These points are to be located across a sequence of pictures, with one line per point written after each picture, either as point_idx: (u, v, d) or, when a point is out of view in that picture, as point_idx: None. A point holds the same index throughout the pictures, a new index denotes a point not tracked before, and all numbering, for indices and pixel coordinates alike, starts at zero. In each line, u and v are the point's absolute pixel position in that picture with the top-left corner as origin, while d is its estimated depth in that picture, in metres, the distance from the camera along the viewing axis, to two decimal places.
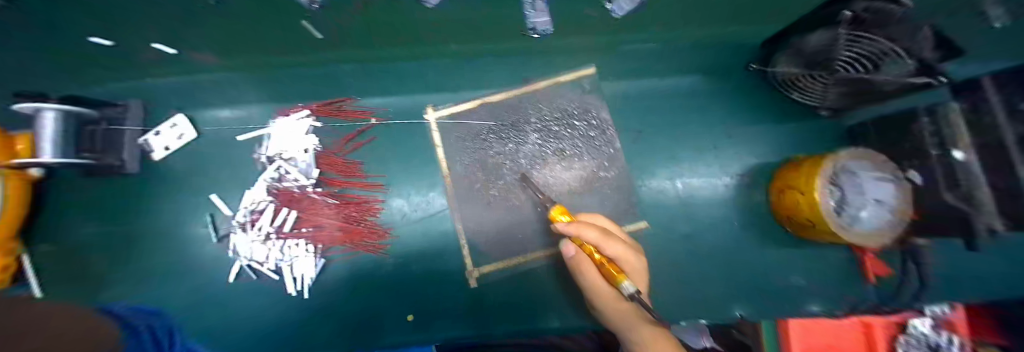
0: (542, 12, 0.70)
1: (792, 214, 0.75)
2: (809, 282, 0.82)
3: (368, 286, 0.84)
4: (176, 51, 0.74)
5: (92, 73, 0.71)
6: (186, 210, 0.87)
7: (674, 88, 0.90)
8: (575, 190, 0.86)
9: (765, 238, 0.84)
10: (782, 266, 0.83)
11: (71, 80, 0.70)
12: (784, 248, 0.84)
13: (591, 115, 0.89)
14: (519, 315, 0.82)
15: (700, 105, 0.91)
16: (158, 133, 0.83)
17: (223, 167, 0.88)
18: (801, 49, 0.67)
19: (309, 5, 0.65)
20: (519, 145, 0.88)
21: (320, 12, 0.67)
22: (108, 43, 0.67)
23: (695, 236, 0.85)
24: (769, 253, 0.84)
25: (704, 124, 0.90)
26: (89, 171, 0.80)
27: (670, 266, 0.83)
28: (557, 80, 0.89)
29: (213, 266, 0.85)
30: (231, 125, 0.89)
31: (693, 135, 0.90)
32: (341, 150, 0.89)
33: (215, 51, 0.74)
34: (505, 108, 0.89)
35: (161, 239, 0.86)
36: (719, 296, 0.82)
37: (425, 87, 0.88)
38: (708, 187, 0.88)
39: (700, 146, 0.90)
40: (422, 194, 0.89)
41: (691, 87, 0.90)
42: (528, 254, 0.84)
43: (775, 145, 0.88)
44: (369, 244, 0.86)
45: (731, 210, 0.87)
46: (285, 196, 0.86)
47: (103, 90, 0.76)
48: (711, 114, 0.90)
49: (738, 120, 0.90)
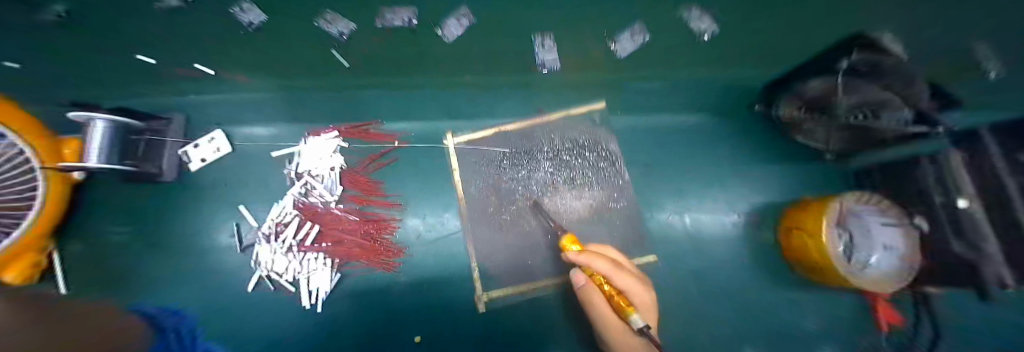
0: (552, 49, 0.77)
1: (803, 256, 0.74)
2: (824, 325, 0.80)
3: (377, 304, 0.85)
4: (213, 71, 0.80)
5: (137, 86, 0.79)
6: (208, 218, 0.91)
7: (682, 126, 0.95)
8: (585, 218, 0.88)
9: (777, 278, 0.84)
10: (793, 307, 0.82)
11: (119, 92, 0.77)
12: (795, 289, 0.83)
13: (601, 147, 0.93)
14: (525, 343, 0.80)
15: (708, 143, 0.95)
16: (196, 146, 0.89)
17: (251, 179, 0.94)
18: (804, 94, 0.75)
19: (337, 35, 0.71)
20: (531, 173, 0.92)
21: (347, 42, 0.72)
22: (150, 61, 0.75)
23: (705, 271, 0.85)
24: (780, 293, 0.83)
25: (712, 162, 0.94)
26: (127, 178, 0.85)
27: (681, 301, 0.82)
28: (569, 113, 0.94)
29: (229, 276, 0.87)
30: (263, 141, 0.95)
31: (700, 171, 0.93)
32: (364, 169, 0.94)
33: (253, 73, 0.81)
34: (520, 137, 0.94)
35: (179, 245, 0.89)
36: (732, 336, 0.80)
37: (445, 114, 0.94)
38: (717, 223, 0.90)
39: (708, 183, 0.93)
40: (436, 215, 0.92)
41: (698, 125, 0.95)
42: (538, 280, 0.84)
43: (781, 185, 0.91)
44: (384, 262, 0.88)
45: (741, 247, 0.87)
46: (309, 211, 0.90)
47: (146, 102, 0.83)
48: (718, 152, 0.94)
49: (744, 159, 0.93)
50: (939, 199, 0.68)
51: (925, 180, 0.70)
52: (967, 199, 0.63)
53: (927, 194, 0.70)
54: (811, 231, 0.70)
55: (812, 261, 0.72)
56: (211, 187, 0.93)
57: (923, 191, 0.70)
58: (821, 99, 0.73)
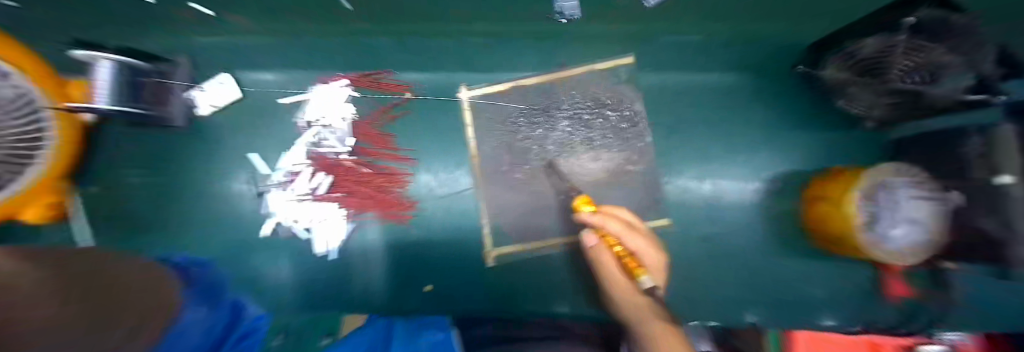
0: None
1: (823, 225, 0.74)
2: (829, 293, 0.82)
3: (392, 253, 0.88)
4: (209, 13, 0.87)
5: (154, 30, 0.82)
6: (223, 165, 0.92)
7: (715, 86, 0.87)
8: (600, 180, 0.86)
9: (789, 247, 0.84)
10: (801, 276, 0.82)
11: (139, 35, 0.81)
12: (807, 258, 0.83)
13: (624, 107, 0.87)
14: (531, 295, 0.84)
15: (741, 105, 0.87)
16: (203, 90, 0.88)
17: (259, 127, 0.92)
18: (856, 54, 0.70)
19: None
20: (549, 132, 0.88)
21: None
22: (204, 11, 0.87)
23: (716, 237, 0.85)
24: (790, 262, 0.83)
25: (742, 126, 0.87)
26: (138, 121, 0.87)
27: (688, 265, 0.84)
28: (593, 67, 0.87)
29: (248, 221, 0.90)
30: (270, 87, 0.92)
31: (729, 136, 0.87)
32: (374, 121, 0.91)
33: None
34: (539, 92, 0.89)
35: (197, 191, 0.91)
36: (735, 298, 0.83)
37: (458, 65, 0.89)
38: (737, 191, 0.87)
39: (734, 149, 0.87)
40: (449, 171, 0.91)
41: (733, 85, 0.87)
42: (548, 238, 0.86)
43: (816, 154, 0.85)
44: (397, 214, 0.90)
45: (757, 217, 0.86)
46: (321, 161, 0.90)
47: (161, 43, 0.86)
48: (750, 116, 0.87)
49: (777, 125, 0.87)
50: (979, 175, 0.65)
51: (966, 155, 0.66)
52: (1012, 176, 0.60)
53: (967, 170, 0.66)
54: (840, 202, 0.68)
55: (834, 231, 0.72)
56: (223, 134, 0.92)
57: (960, 167, 0.67)
58: (875, 59, 0.68)
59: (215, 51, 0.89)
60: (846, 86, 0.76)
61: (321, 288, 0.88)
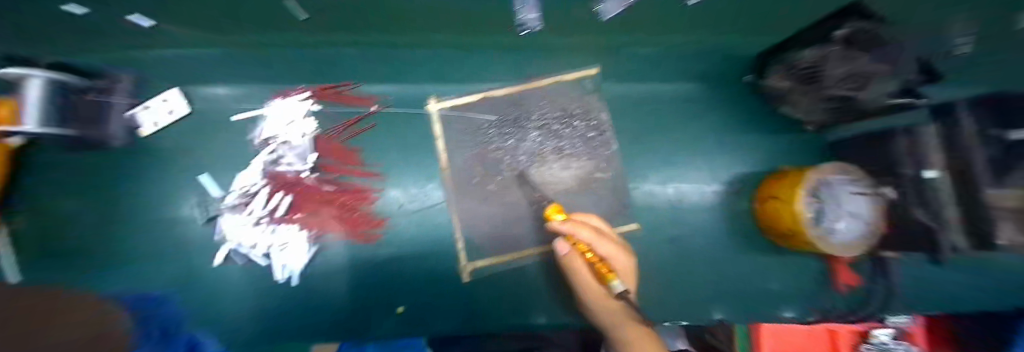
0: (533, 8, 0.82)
1: (775, 222, 0.78)
2: (790, 287, 0.86)
3: (362, 275, 0.84)
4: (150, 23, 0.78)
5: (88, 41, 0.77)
6: (166, 189, 0.84)
7: (674, 95, 0.93)
8: (571, 189, 0.87)
9: (750, 244, 0.88)
10: (765, 272, 0.86)
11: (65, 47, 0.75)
12: (768, 254, 0.87)
13: (592, 116, 0.90)
14: (508, 308, 0.83)
15: (698, 111, 0.93)
16: (147, 107, 0.81)
17: (208, 145, 0.85)
18: (795, 65, 0.77)
19: None
20: (519, 142, 0.89)
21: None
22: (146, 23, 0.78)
23: (684, 238, 0.89)
24: (753, 259, 0.87)
25: (699, 132, 0.93)
26: (77, 142, 0.79)
27: (659, 268, 0.86)
28: (560, 78, 0.90)
29: (196, 248, 0.82)
30: (222, 102, 0.86)
31: (688, 142, 0.93)
32: (337, 136, 0.87)
33: None
34: (508, 103, 0.89)
35: (133, 216, 0.81)
36: (706, 298, 0.85)
37: (426, 77, 0.88)
38: (699, 193, 0.91)
39: (694, 153, 0.93)
40: (419, 186, 0.88)
41: (690, 94, 0.93)
42: (523, 250, 0.85)
43: (768, 155, 0.91)
44: (365, 233, 0.86)
45: (719, 217, 0.90)
46: (279, 180, 0.85)
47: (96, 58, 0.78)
48: (707, 121, 0.93)
49: (733, 129, 0.92)
50: (910, 172, 0.76)
51: (897, 154, 0.77)
52: (937, 172, 0.71)
53: (900, 168, 0.77)
54: (787, 200, 0.73)
55: (783, 229, 0.76)
56: (168, 154, 0.84)
57: (891, 166, 0.78)
58: (812, 69, 0.74)
59: (156, 65, 0.82)
60: (784, 94, 0.83)
61: (281, 317, 0.81)
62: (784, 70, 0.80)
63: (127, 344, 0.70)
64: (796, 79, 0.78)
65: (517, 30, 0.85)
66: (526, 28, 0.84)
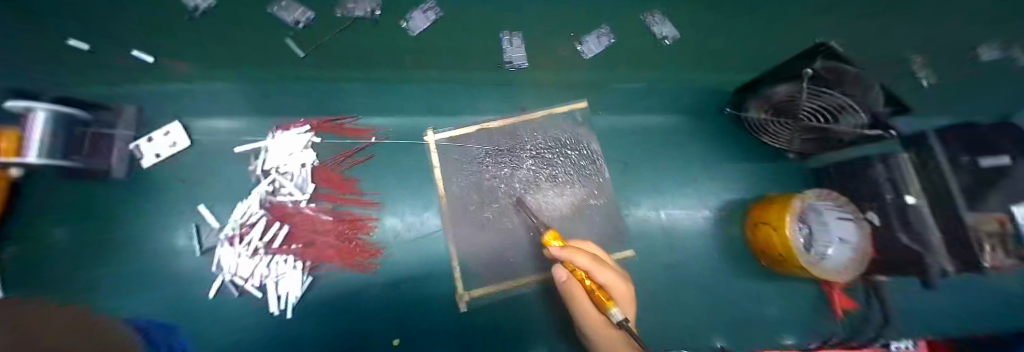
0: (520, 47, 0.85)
1: (768, 248, 0.79)
2: (784, 312, 0.86)
3: (356, 307, 0.82)
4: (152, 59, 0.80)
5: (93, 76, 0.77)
6: (163, 220, 0.84)
7: (657, 126, 0.98)
8: (566, 215, 0.89)
9: (742, 269, 0.89)
10: (760, 298, 0.87)
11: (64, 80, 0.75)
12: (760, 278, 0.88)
13: (582, 146, 0.94)
14: (504, 338, 0.81)
15: (681, 140, 0.98)
16: (150, 140, 0.83)
17: (212, 176, 0.88)
18: (771, 98, 0.81)
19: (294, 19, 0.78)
20: (513, 171, 0.92)
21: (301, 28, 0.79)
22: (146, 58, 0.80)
23: (676, 264, 0.89)
24: (747, 285, 0.88)
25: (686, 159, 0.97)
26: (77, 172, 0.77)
27: (655, 295, 0.86)
28: (551, 111, 0.95)
29: (189, 278, 0.81)
30: (226, 136, 0.89)
31: (674, 169, 0.97)
32: (337, 166, 0.90)
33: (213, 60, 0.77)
34: (502, 134, 0.94)
35: (124, 248, 0.81)
36: (702, 325, 0.84)
37: (423, 111, 0.93)
38: (688, 218, 0.94)
39: (680, 179, 0.96)
40: (416, 214, 0.90)
41: (671, 125, 0.99)
42: (520, 277, 0.85)
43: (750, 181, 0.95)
44: (361, 263, 0.85)
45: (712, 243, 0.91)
46: (278, 210, 0.86)
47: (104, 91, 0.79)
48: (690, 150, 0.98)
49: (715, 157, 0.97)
50: (890, 196, 0.76)
51: (875, 179, 0.79)
52: (915, 197, 0.73)
53: (879, 193, 0.78)
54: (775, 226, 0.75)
55: (775, 254, 0.77)
56: (170, 185, 0.86)
57: (874, 191, 0.79)
58: (787, 102, 0.78)
59: (158, 99, 0.84)
60: (766, 124, 0.85)
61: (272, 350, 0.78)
62: (761, 101, 0.84)
63: None
64: (774, 110, 0.82)
65: (505, 68, 0.87)
66: (513, 66, 0.86)
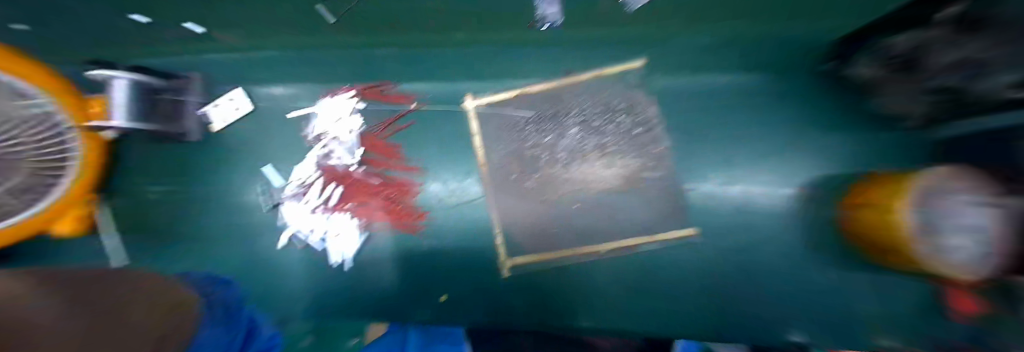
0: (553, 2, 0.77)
1: (871, 232, 0.66)
2: (877, 306, 0.75)
3: (407, 267, 0.86)
4: (202, 30, 0.87)
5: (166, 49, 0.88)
6: (237, 180, 0.93)
7: (730, 88, 0.84)
8: (614, 188, 0.82)
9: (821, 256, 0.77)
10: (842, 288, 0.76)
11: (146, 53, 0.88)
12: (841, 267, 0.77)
13: (637, 111, 0.84)
14: (549, 309, 0.79)
15: (759, 105, 0.83)
16: (217, 105, 0.91)
17: (271, 140, 0.93)
18: (890, 50, 0.66)
19: None
20: (558, 139, 0.85)
21: None
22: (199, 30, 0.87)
23: (743, 247, 0.79)
24: (828, 273, 0.77)
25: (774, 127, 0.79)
26: (159, 136, 0.90)
27: (714, 278, 0.78)
28: (601, 72, 0.85)
29: (259, 234, 0.89)
30: (284, 102, 0.94)
31: (749, 138, 0.83)
32: (383, 132, 0.90)
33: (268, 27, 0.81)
34: (545, 99, 0.87)
35: (207, 204, 0.91)
36: (769, 315, 0.76)
37: (463, 74, 0.89)
38: (762, 197, 0.81)
39: (759, 151, 0.81)
40: (458, 180, 0.89)
41: (747, 88, 0.83)
42: (565, 249, 0.82)
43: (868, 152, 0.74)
44: (407, 224, 0.87)
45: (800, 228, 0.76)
46: (331, 173, 0.89)
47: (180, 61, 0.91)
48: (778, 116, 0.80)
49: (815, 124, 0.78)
50: None
51: None
52: None
53: None
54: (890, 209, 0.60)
55: (886, 242, 0.63)
56: (239, 148, 0.93)
57: None
58: (911, 54, 0.63)
59: (228, 68, 0.92)
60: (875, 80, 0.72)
61: (339, 299, 0.86)
62: (875, 54, 0.69)
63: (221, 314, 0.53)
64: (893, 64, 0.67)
65: (536, 28, 0.81)
66: (545, 24, 0.80)
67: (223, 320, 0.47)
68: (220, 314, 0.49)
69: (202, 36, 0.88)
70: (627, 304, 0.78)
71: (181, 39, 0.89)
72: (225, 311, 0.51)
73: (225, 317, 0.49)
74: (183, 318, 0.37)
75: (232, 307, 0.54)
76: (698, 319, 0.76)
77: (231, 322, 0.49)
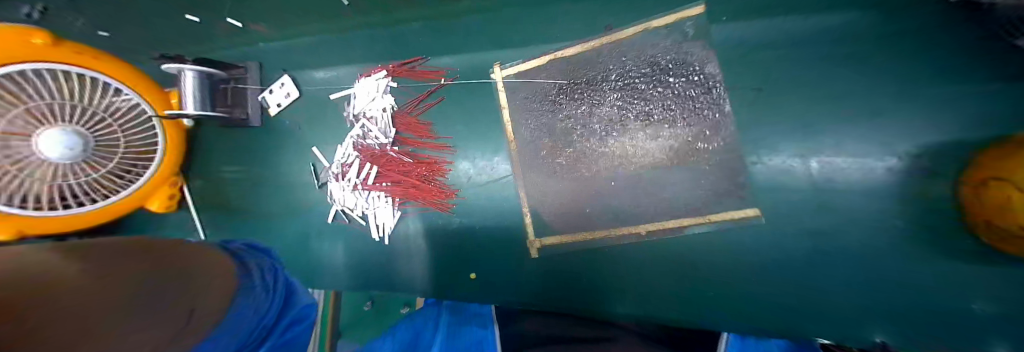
0: None
1: (997, 216, 0.46)
2: None
3: (441, 246, 0.89)
4: (241, 24, 0.95)
5: (225, 39, 0.97)
6: (290, 161, 1.00)
7: (845, 26, 0.62)
8: (659, 163, 0.71)
9: (966, 252, 0.56)
10: (979, 297, 0.57)
11: (214, 46, 0.98)
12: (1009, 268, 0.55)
13: (692, 69, 0.69)
14: (581, 288, 0.79)
15: (888, 45, 0.60)
16: (271, 92, 0.98)
17: (314, 122, 0.98)
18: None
19: None
20: (594, 108, 0.75)
21: None
22: (238, 24, 0.95)
23: (831, 232, 0.64)
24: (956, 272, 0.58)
25: (895, 79, 0.60)
26: (227, 123, 0.98)
27: (778, 267, 0.67)
28: (648, 25, 0.72)
29: (311, 209, 0.98)
30: (325, 84, 0.97)
31: (869, 93, 0.61)
32: (413, 110, 0.89)
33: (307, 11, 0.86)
34: (579, 64, 0.77)
35: (269, 183, 1.02)
36: (850, 309, 0.64)
37: (490, 43, 0.83)
38: (877, 172, 0.61)
39: (877, 112, 0.60)
40: (486, 158, 0.85)
41: (872, 23, 0.60)
42: (598, 230, 0.76)
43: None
44: (439, 202, 0.88)
45: (925, 210, 0.58)
46: (368, 152, 0.90)
47: (238, 51, 0.99)
48: (913, 62, 0.59)
49: (972, 69, 0.56)
50: None
51: None
52: None
53: None
54: (1023, 183, 0.40)
55: (1008, 221, 0.44)
56: (288, 131, 1.00)
57: None
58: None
59: (273, 55, 0.98)
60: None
61: (384, 269, 0.93)
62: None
63: (245, 278, 0.46)
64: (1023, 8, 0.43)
65: None
66: None
67: (260, 294, 0.45)
68: (258, 283, 0.47)
69: (240, 29, 0.95)
70: (668, 287, 0.74)
71: (234, 30, 0.95)
72: (262, 277, 0.49)
73: (263, 287, 0.47)
74: (196, 317, 0.33)
75: (269, 271, 0.52)
76: (754, 315, 0.69)
77: (269, 288, 0.48)
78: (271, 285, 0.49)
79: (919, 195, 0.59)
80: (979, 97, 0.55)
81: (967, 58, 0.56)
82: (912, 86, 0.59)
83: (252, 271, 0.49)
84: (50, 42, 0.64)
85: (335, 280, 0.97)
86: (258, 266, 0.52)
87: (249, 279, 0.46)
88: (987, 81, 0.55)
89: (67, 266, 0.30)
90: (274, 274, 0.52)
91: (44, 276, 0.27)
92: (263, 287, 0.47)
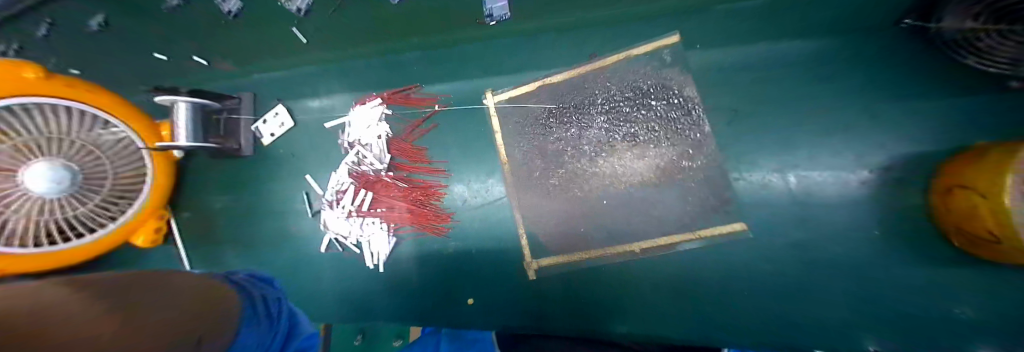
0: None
1: (967, 222, 0.49)
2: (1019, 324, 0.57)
3: (439, 272, 0.88)
4: (206, 62, 0.95)
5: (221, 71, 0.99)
6: (284, 188, 1.00)
7: (806, 53, 0.68)
8: (648, 181, 0.74)
9: (937, 257, 0.60)
10: (956, 301, 0.60)
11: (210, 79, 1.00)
12: (972, 270, 0.59)
13: (672, 92, 0.73)
14: (581, 310, 0.78)
15: (845, 69, 0.66)
16: (265, 122, 0.99)
17: (309, 150, 0.99)
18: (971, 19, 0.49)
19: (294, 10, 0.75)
20: (583, 130, 0.78)
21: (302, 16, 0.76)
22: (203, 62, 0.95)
23: (816, 242, 0.67)
24: (936, 279, 0.61)
25: (854, 99, 0.66)
26: (220, 153, 0.98)
27: (770, 278, 0.69)
28: (630, 53, 0.77)
29: (304, 237, 0.97)
30: (320, 114, 0.99)
31: (833, 111, 0.66)
32: (408, 136, 0.91)
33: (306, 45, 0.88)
34: (568, 89, 0.81)
35: (261, 212, 1.01)
36: (843, 319, 0.65)
37: (482, 71, 0.86)
38: (851, 184, 0.65)
39: (841, 128, 0.66)
40: (481, 181, 0.87)
41: (829, 49, 0.67)
42: (594, 249, 0.77)
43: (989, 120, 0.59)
44: (435, 227, 0.88)
45: (897, 217, 0.62)
46: (363, 179, 0.91)
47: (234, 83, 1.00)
48: (868, 83, 0.65)
49: (915, 90, 0.63)
50: None
51: None
52: None
53: None
54: (984, 190, 0.43)
55: (978, 228, 0.47)
56: (282, 160, 1.00)
57: None
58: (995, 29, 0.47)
59: (270, 87, 1.00)
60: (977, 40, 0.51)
61: (378, 296, 0.91)
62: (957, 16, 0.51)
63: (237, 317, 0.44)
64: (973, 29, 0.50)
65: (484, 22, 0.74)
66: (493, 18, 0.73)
67: (263, 323, 0.44)
68: (261, 311, 0.46)
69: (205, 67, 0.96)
70: (666, 303, 0.74)
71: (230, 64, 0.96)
72: (265, 308, 0.48)
73: (267, 316, 0.47)
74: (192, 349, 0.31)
75: (272, 301, 0.52)
76: (751, 329, 0.69)
77: (272, 319, 0.47)
78: (274, 317, 0.48)
79: (889, 204, 0.63)
80: (923, 115, 0.62)
81: (910, 80, 0.63)
82: (871, 104, 0.65)
83: (255, 300, 0.48)
84: (42, 75, 0.63)
85: (326, 309, 0.94)
86: (260, 295, 0.51)
87: (252, 308, 0.45)
88: (928, 100, 0.62)
89: (60, 297, 0.29)
90: (278, 304, 0.51)
91: (31, 308, 0.25)
92: (265, 313, 0.47)
